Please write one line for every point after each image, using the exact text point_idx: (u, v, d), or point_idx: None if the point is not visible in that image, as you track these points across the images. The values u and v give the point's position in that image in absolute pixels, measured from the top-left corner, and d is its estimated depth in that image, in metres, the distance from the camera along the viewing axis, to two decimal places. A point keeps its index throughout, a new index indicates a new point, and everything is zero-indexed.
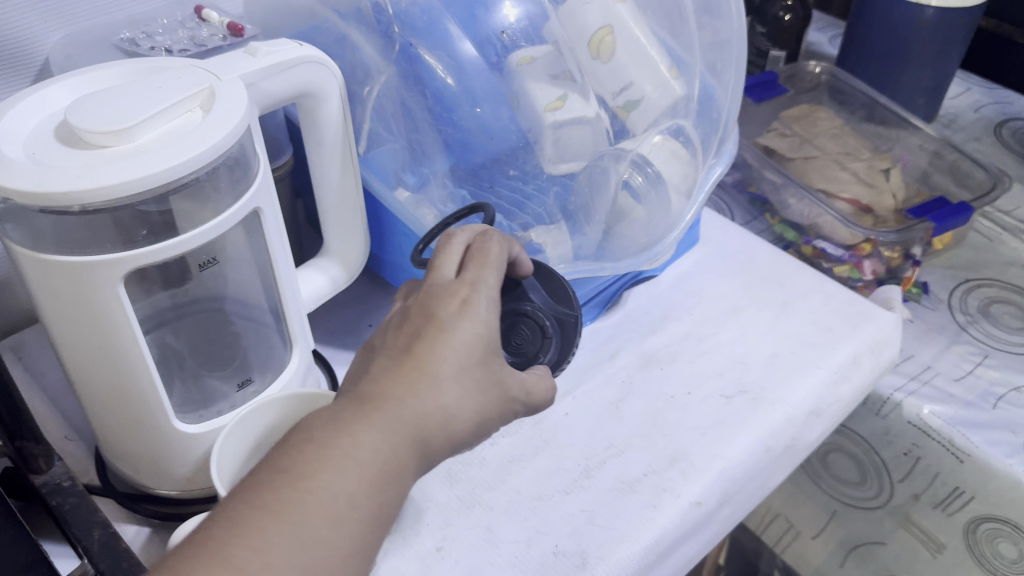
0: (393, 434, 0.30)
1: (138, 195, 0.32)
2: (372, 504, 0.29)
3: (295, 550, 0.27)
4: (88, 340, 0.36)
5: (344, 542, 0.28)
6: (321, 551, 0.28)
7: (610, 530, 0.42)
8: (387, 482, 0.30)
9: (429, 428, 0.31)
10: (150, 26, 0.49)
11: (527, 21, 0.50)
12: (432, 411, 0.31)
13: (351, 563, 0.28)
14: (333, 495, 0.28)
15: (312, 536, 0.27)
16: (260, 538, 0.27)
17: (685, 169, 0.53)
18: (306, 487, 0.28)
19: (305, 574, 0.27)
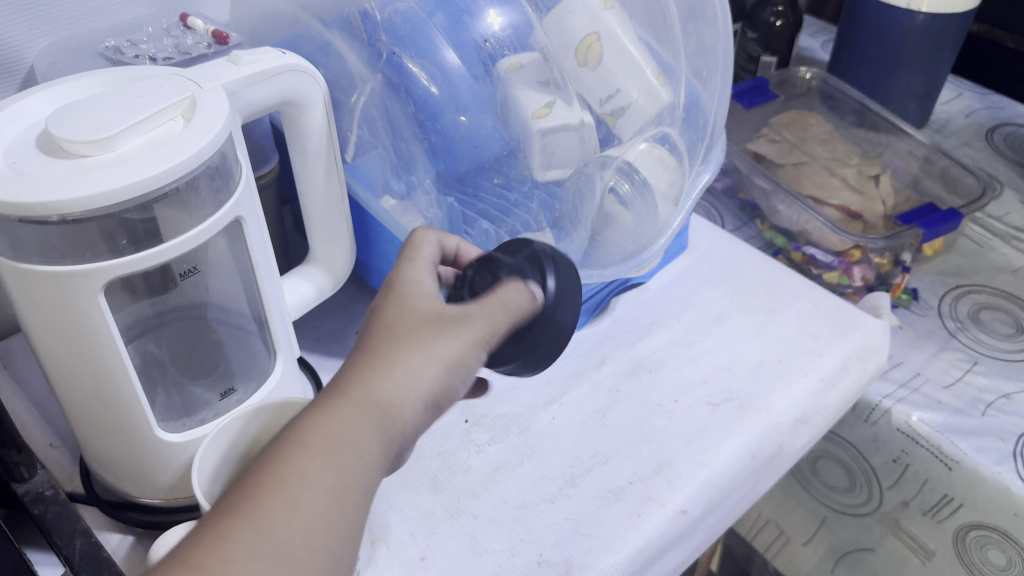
0: (346, 411, 0.30)
1: (117, 205, 0.32)
2: (334, 485, 0.28)
3: (253, 542, 0.26)
4: (70, 349, 0.36)
5: (304, 528, 0.27)
6: (286, 530, 0.26)
7: (595, 539, 0.42)
8: (346, 462, 0.29)
9: (390, 405, 0.30)
10: (134, 35, 0.49)
11: (511, 29, 0.49)
12: (389, 388, 0.31)
13: (321, 538, 0.27)
14: (292, 478, 0.27)
15: (271, 526, 0.26)
16: (217, 535, 0.26)
17: (671, 176, 0.52)
18: (262, 483, 0.27)
19: (271, 554, 0.26)
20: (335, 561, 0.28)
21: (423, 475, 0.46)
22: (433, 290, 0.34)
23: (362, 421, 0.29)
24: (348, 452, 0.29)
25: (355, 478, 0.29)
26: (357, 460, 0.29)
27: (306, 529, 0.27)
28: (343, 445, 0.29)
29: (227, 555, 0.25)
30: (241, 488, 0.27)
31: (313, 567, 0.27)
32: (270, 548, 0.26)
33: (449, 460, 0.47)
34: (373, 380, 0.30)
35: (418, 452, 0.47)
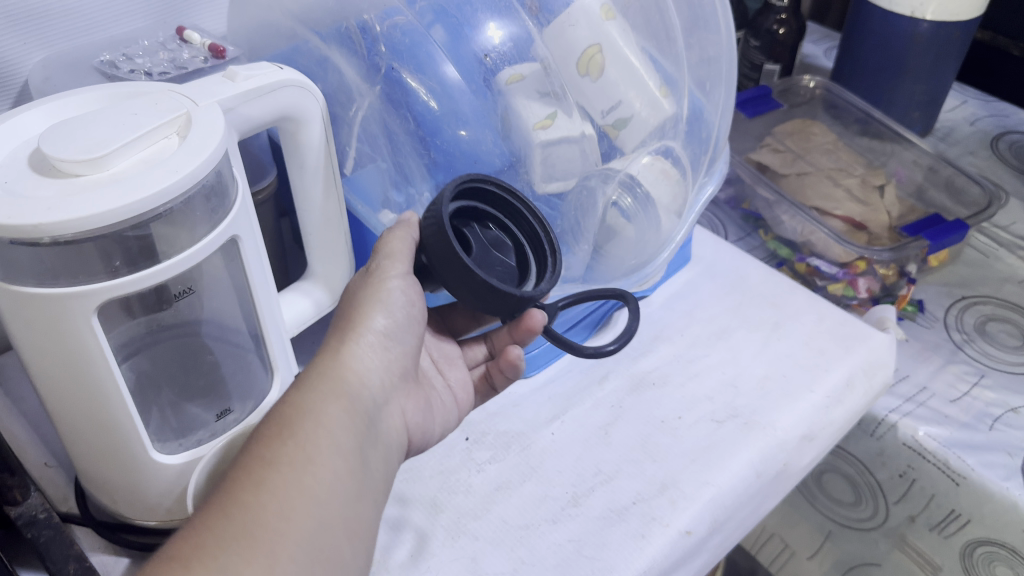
0: (295, 397, 0.35)
1: (111, 226, 0.32)
2: (296, 458, 0.32)
3: (225, 524, 0.29)
4: (64, 372, 0.36)
5: (281, 476, 0.31)
6: (258, 482, 0.31)
7: (598, 561, 0.41)
8: (301, 430, 0.33)
9: (331, 384, 0.36)
10: (130, 49, 0.49)
11: (512, 42, 0.48)
12: (328, 371, 0.36)
13: (295, 472, 0.32)
14: (257, 454, 0.32)
15: (242, 506, 0.30)
16: (196, 530, 0.29)
17: (673, 190, 0.53)
18: (231, 481, 0.31)
19: (248, 500, 0.30)
20: (316, 506, 0.31)
21: (423, 494, 0.45)
22: (360, 292, 0.40)
23: (307, 402, 0.34)
24: (302, 427, 0.33)
25: (313, 446, 0.33)
26: (313, 431, 0.33)
27: (276, 499, 0.30)
28: (297, 419, 0.34)
29: (202, 540, 0.28)
30: (218, 491, 0.31)
31: (304, 502, 0.31)
32: (240, 528, 0.29)
33: (449, 479, 0.46)
34: (315, 375, 0.36)
35: (418, 471, 0.47)
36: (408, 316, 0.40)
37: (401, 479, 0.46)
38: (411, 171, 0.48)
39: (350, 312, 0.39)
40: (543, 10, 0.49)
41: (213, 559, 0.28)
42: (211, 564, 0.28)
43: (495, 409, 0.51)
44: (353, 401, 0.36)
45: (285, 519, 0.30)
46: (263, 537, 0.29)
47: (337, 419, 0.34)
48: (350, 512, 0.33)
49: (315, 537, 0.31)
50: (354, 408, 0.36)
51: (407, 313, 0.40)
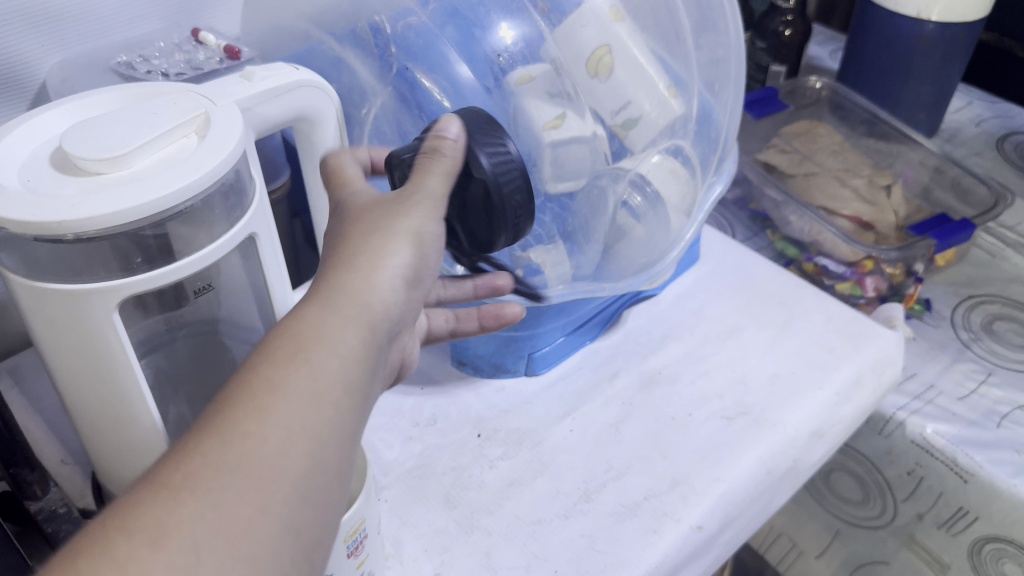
0: (313, 313, 0.29)
1: (133, 223, 0.32)
2: (307, 387, 0.26)
3: (220, 453, 0.24)
4: (84, 367, 0.36)
5: (283, 424, 0.25)
6: (252, 429, 0.25)
7: (610, 556, 0.42)
8: (314, 358, 0.27)
9: (357, 300, 0.30)
10: (146, 50, 0.49)
11: (523, 42, 0.48)
12: (352, 284, 0.30)
13: (301, 430, 0.26)
14: (252, 382, 0.26)
15: (242, 436, 0.25)
16: (183, 456, 0.24)
17: (683, 189, 0.54)
18: (228, 399, 0.26)
19: (241, 444, 0.24)
20: (316, 462, 0.26)
21: (436, 490, 0.46)
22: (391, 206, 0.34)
23: (327, 319, 0.29)
24: (318, 348, 0.28)
25: (328, 376, 0.27)
26: (329, 356, 0.28)
27: (277, 432, 0.25)
28: (309, 345, 0.28)
29: (193, 468, 0.24)
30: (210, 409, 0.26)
31: (302, 457, 0.25)
32: (234, 458, 0.24)
33: (462, 475, 0.46)
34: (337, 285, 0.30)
35: (431, 467, 0.47)
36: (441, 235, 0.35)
37: (414, 476, 0.46)
38: None
39: (379, 218, 0.33)
40: (553, 11, 0.50)
41: (199, 496, 0.23)
42: (197, 501, 0.23)
43: (506, 407, 0.51)
44: (374, 324, 0.30)
45: (286, 458, 0.25)
46: (259, 480, 0.24)
47: (357, 347, 0.29)
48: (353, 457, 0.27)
49: (309, 484, 0.25)
50: (376, 338, 0.30)
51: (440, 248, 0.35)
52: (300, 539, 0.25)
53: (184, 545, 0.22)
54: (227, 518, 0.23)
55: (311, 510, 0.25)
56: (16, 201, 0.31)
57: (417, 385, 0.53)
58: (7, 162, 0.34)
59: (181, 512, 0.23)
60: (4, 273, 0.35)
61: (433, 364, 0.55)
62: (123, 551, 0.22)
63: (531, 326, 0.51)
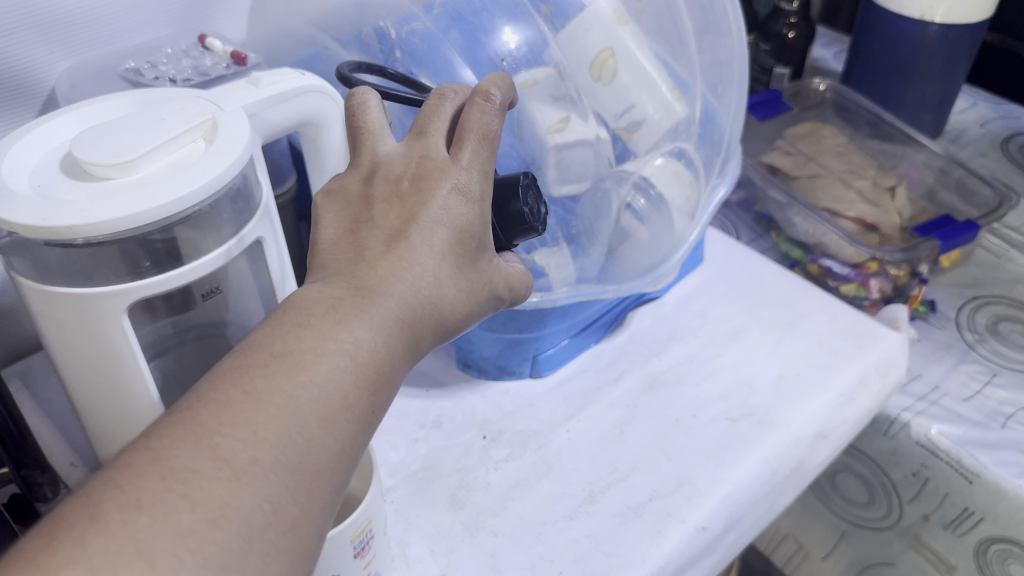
0: (390, 333, 0.29)
1: (142, 227, 0.33)
2: (364, 414, 0.28)
3: (287, 451, 0.25)
4: (94, 370, 0.37)
5: (339, 444, 0.27)
6: (315, 446, 0.26)
7: (614, 556, 0.42)
8: (378, 387, 0.29)
9: (422, 314, 0.31)
10: (154, 56, 0.50)
11: (528, 47, 0.48)
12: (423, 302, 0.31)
13: (346, 456, 0.27)
14: (328, 390, 0.27)
15: (308, 443, 0.26)
16: (249, 432, 0.25)
17: (686, 191, 0.54)
18: (306, 392, 0.26)
19: (305, 454, 0.25)
20: (346, 481, 0.27)
21: (442, 492, 0.46)
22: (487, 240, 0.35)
23: (394, 340, 0.30)
24: (382, 372, 0.29)
25: (377, 406, 0.29)
26: (385, 385, 0.29)
27: (332, 451, 0.26)
28: (378, 368, 0.29)
29: (260, 455, 0.24)
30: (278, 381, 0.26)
31: (340, 478, 0.27)
32: (297, 463, 0.25)
33: (467, 477, 0.47)
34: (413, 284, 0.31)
35: (437, 469, 0.47)
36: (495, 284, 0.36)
37: (420, 477, 0.47)
38: None
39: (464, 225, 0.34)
40: (557, 15, 0.50)
41: (259, 485, 0.24)
42: (258, 493, 0.24)
43: (511, 409, 0.52)
44: (415, 352, 0.31)
45: (332, 474, 0.26)
46: (308, 491, 0.25)
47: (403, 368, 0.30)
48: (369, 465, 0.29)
49: (335, 498, 0.27)
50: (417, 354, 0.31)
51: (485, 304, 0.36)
52: (319, 540, 0.26)
53: (240, 533, 0.23)
54: (278, 520, 0.24)
55: (331, 517, 0.27)
56: (26, 206, 0.32)
57: (422, 387, 0.53)
58: (17, 167, 0.35)
59: (242, 499, 0.24)
60: (15, 276, 0.35)
61: (439, 366, 0.55)
62: (185, 523, 0.22)
63: (535, 329, 0.51)
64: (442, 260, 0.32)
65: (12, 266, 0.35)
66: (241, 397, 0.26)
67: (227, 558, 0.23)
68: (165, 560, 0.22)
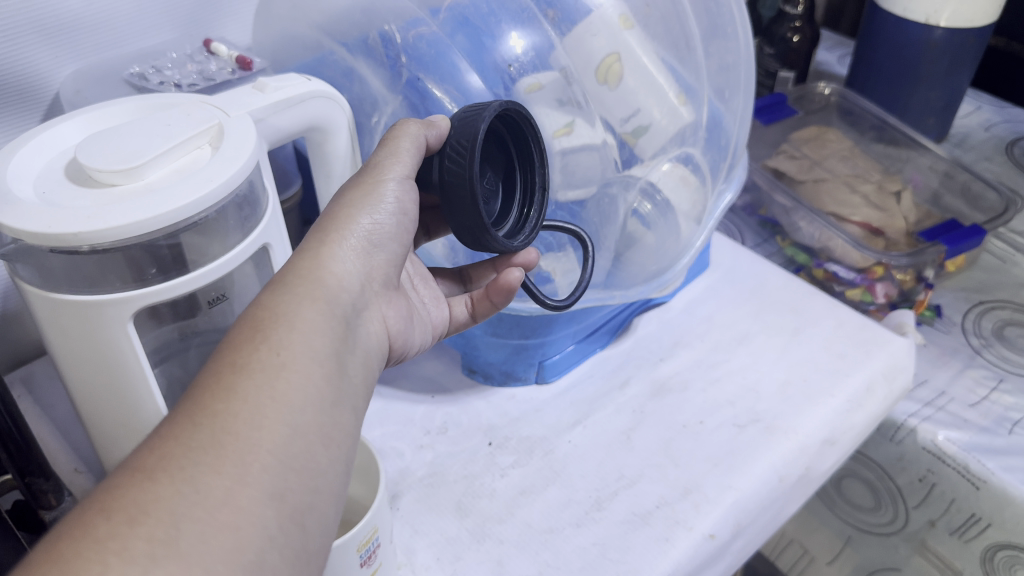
0: (273, 303, 0.30)
1: (147, 234, 0.32)
2: (272, 362, 0.27)
3: (190, 432, 0.25)
4: (98, 378, 0.37)
5: (249, 402, 0.26)
6: (220, 418, 0.25)
7: (622, 564, 0.42)
8: (276, 335, 0.28)
9: (305, 278, 0.31)
10: (159, 61, 0.50)
11: (534, 51, 0.48)
12: (304, 270, 0.32)
13: (269, 408, 0.26)
14: (216, 373, 0.27)
15: (211, 414, 0.25)
16: (149, 445, 0.25)
17: (694, 196, 0.54)
18: (197, 388, 0.26)
19: (213, 429, 0.25)
20: (291, 430, 0.26)
21: (448, 498, 0.46)
22: (355, 185, 0.36)
23: (282, 301, 0.30)
24: (278, 327, 0.29)
25: (291, 351, 0.28)
26: (292, 332, 0.29)
27: (246, 404, 0.26)
28: (270, 325, 0.29)
29: (165, 450, 0.24)
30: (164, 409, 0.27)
31: (274, 428, 0.26)
32: (206, 434, 0.25)
33: (473, 484, 0.46)
34: (285, 270, 0.32)
35: (443, 475, 0.47)
36: (404, 216, 0.36)
37: (426, 484, 0.47)
38: None
39: (327, 210, 0.36)
40: (564, 19, 0.50)
41: (176, 474, 0.23)
42: (174, 478, 0.23)
43: (517, 415, 0.51)
44: (333, 304, 0.31)
45: (259, 430, 0.25)
46: (234, 453, 0.24)
47: (318, 321, 0.30)
48: (332, 423, 0.28)
49: (285, 446, 0.26)
50: (336, 312, 0.31)
51: (398, 218, 0.36)
52: (283, 506, 0.25)
53: (164, 521, 0.22)
54: (205, 491, 0.23)
55: (292, 478, 0.25)
56: (31, 213, 0.32)
57: (428, 393, 0.53)
58: (22, 174, 0.34)
59: (156, 492, 0.23)
60: (20, 283, 0.35)
61: (444, 372, 0.55)
62: (102, 531, 0.21)
63: (541, 334, 0.51)
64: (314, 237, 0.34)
65: (17, 273, 0.35)
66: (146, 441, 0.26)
67: (153, 544, 0.21)
68: (86, 565, 0.21)
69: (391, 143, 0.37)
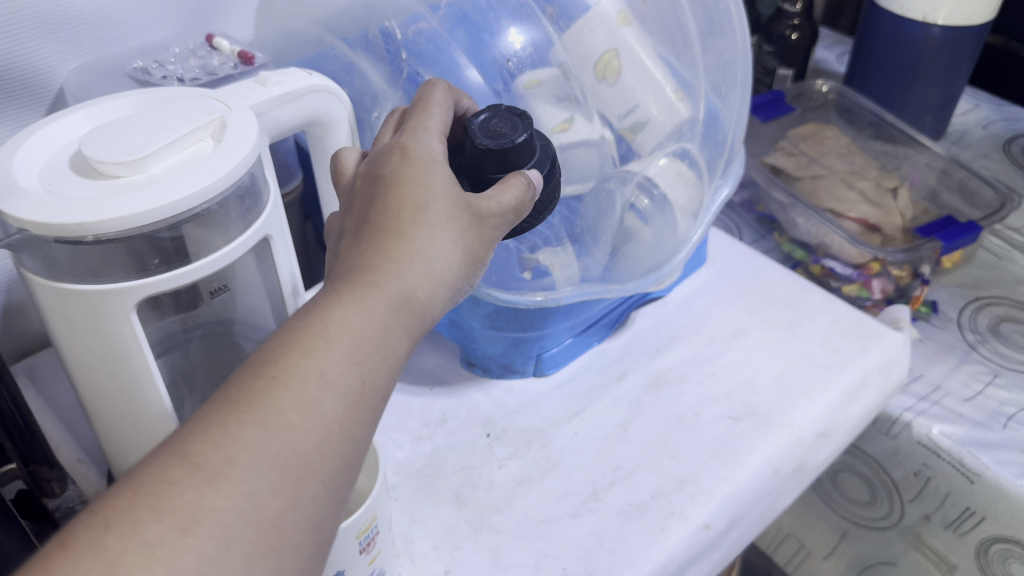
0: (372, 312, 0.29)
1: (150, 225, 0.33)
2: (352, 387, 0.27)
3: (261, 443, 0.25)
4: (101, 368, 0.37)
5: (322, 427, 0.26)
6: (291, 435, 0.25)
7: (618, 554, 0.42)
8: (365, 358, 0.28)
9: (410, 288, 0.30)
10: (161, 56, 0.50)
11: (533, 47, 0.49)
12: (413, 277, 0.30)
13: (335, 439, 0.26)
14: (302, 376, 0.27)
15: (286, 426, 0.25)
16: (220, 435, 0.25)
17: (690, 191, 0.55)
18: (278, 383, 0.26)
19: (283, 446, 0.25)
20: (348, 464, 0.27)
21: (446, 489, 0.46)
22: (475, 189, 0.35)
23: (380, 311, 0.29)
24: (368, 349, 0.28)
25: (369, 377, 0.28)
26: (376, 355, 0.28)
27: (318, 429, 0.26)
28: (362, 342, 0.28)
29: (232, 454, 0.24)
30: (253, 386, 0.26)
31: (335, 461, 0.26)
32: (274, 451, 0.25)
33: (471, 475, 0.47)
34: (391, 266, 0.30)
35: (441, 466, 0.48)
36: (499, 231, 0.35)
37: (424, 475, 0.47)
38: None
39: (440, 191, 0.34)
40: (562, 15, 0.50)
41: (237, 484, 0.24)
42: (234, 490, 0.24)
43: (514, 407, 0.52)
44: (418, 324, 0.31)
45: (322, 460, 0.26)
46: (295, 480, 0.25)
47: (399, 346, 0.29)
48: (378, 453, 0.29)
49: (336, 479, 0.26)
50: (416, 332, 0.31)
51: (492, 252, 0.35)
52: (318, 535, 0.26)
53: (215, 537, 0.23)
54: (259, 514, 0.24)
55: (331, 508, 0.26)
56: (36, 204, 0.32)
57: (427, 386, 0.54)
58: (27, 165, 0.35)
59: (213, 500, 0.23)
60: (25, 273, 0.35)
61: (443, 365, 0.55)
62: (154, 533, 0.22)
63: (539, 327, 0.51)
64: (435, 237, 0.31)
65: (23, 263, 0.35)
66: (217, 407, 0.26)
67: (199, 561, 0.22)
68: (131, 569, 0.21)
69: (507, 184, 0.36)
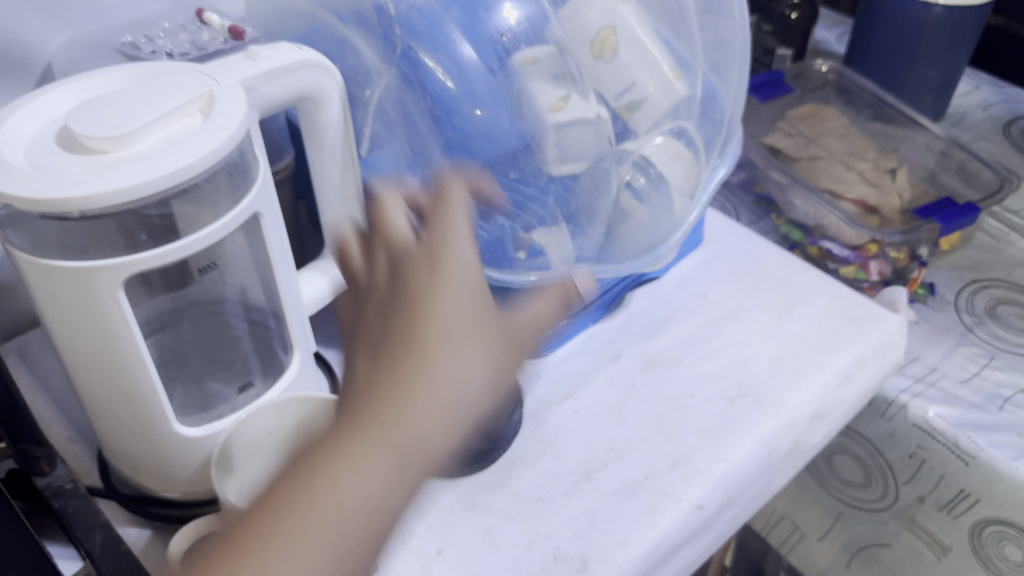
0: (394, 466, 0.33)
1: (137, 201, 0.32)
2: (372, 529, 0.33)
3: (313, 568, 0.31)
4: (89, 347, 0.37)
5: (353, 520, 0.32)
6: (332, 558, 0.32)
7: (610, 534, 0.42)
8: (410, 478, 0.33)
9: (418, 447, 0.33)
10: (151, 31, 0.49)
11: (527, 23, 0.50)
12: (434, 396, 0.34)
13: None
14: (346, 495, 0.32)
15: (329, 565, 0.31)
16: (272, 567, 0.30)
17: (687, 171, 0.53)
18: (311, 520, 0.32)
19: None
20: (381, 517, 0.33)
21: None
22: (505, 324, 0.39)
23: (421, 417, 0.34)
24: (398, 472, 0.33)
25: (386, 514, 0.34)
26: (398, 503, 0.33)
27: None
28: (389, 473, 0.33)
29: None
30: (292, 509, 0.32)
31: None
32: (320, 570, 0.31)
33: None
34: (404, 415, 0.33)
35: None
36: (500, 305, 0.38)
37: None
38: (425, 150, 0.49)
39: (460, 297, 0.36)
40: None
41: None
42: None
43: None
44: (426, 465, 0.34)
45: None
46: None
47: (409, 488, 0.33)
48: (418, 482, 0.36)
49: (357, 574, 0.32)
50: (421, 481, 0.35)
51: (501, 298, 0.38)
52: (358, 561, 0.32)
53: None
54: None
55: (370, 538, 0.33)
56: (20, 179, 0.32)
57: None
58: (12, 140, 0.34)
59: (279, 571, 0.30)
60: (11, 250, 0.35)
61: None
62: None
63: None
64: (466, 357, 0.35)
65: (9, 240, 0.35)
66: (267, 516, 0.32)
67: None
68: None
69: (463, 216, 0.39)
